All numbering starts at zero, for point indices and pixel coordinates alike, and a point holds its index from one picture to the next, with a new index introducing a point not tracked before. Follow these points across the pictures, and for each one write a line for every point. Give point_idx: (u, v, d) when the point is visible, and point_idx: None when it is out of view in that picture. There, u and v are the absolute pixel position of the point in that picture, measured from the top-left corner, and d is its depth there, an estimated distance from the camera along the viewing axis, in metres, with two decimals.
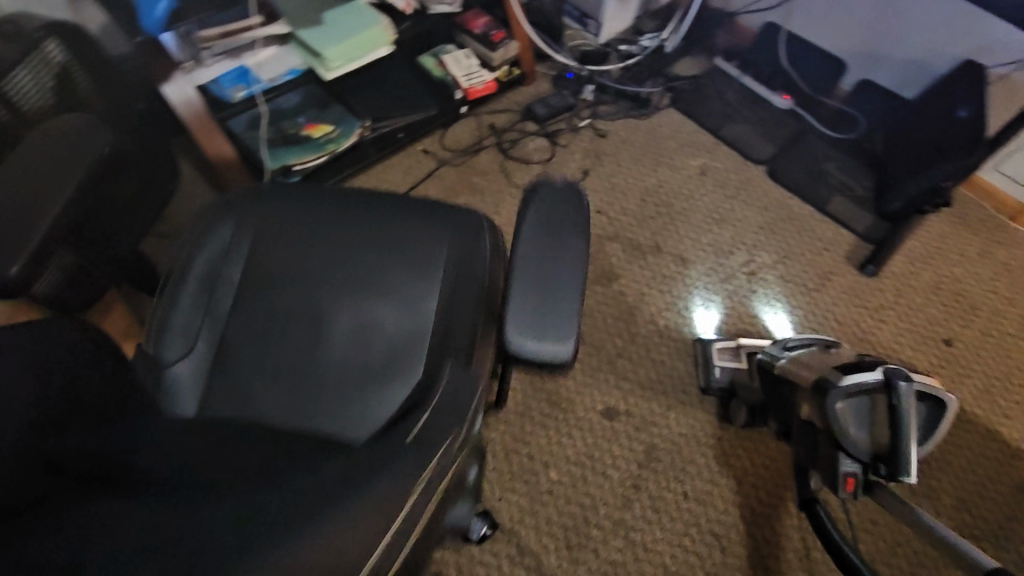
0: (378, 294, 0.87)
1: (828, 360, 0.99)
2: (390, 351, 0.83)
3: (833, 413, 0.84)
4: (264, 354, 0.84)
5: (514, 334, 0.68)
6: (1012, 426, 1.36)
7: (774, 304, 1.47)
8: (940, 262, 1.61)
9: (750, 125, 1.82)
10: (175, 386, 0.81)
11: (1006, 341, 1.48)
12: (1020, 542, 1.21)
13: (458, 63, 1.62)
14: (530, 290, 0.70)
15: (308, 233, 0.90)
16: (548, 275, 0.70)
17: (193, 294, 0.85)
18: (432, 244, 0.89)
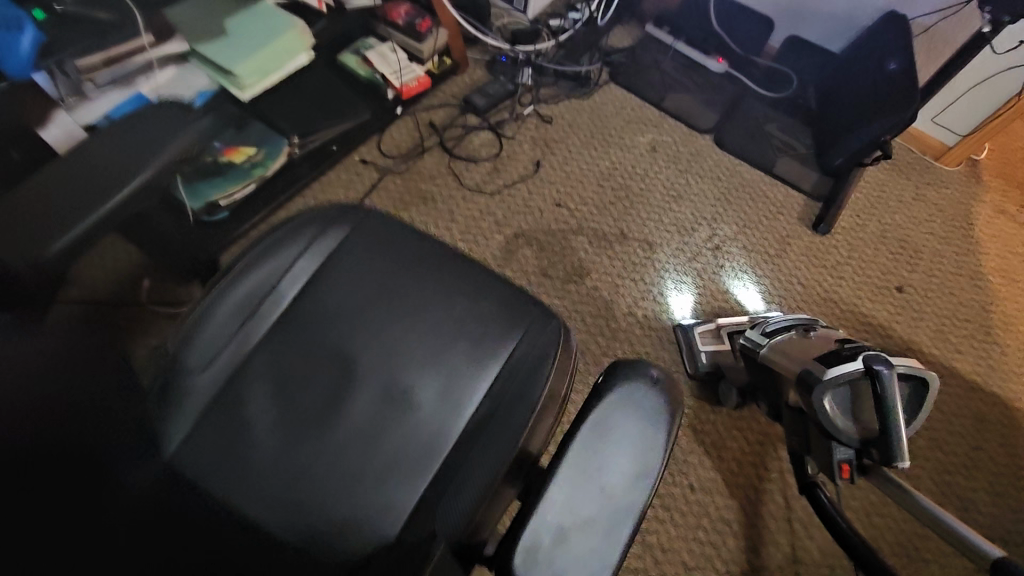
0: (427, 365, 0.81)
1: (808, 347, 1.01)
2: (416, 438, 0.77)
3: (819, 406, 0.86)
4: (279, 411, 0.78)
5: (520, 559, 0.51)
6: (963, 359, 1.45)
7: (741, 276, 1.49)
8: (883, 211, 1.67)
9: (690, 93, 1.80)
10: (185, 396, 0.76)
11: (947, 279, 1.58)
12: (986, 468, 1.31)
13: (385, 60, 1.47)
14: (563, 507, 0.53)
15: (379, 281, 0.86)
16: (594, 487, 0.54)
17: (232, 308, 0.80)
18: (504, 332, 0.83)
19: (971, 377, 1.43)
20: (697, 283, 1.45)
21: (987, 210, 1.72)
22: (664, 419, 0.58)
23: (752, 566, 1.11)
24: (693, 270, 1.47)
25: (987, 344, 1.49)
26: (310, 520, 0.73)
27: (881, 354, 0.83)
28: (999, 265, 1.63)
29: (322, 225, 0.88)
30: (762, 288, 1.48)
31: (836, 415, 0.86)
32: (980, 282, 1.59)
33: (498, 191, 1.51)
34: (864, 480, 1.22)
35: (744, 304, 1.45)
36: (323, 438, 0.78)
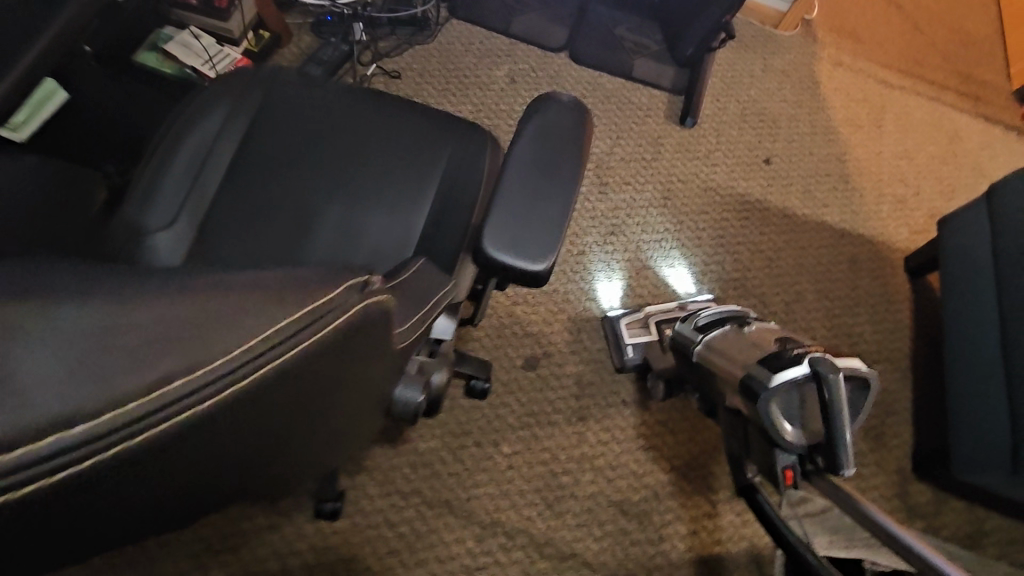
0: (372, 193, 0.90)
1: (746, 345, 1.01)
2: (378, 234, 0.88)
3: (767, 412, 0.86)
4: (254, 234, 0.87)
5: (490, 244, 0.66)
6: (831, 211, 1.58)
7: (670, 258, 1.43)
8: (739, 88, 1.73)
9: (535, 11, 1.72)
10: (155, 248, 0.83)
11: (806, 140, 1.69)
12: (867, 306, 1.46)
13: (188, 50, 1.32)
14: (512, 199, 0.68)
15: (310, 124, 0.93)
16: (538, 183, 0.69)
17: (182, 170, 0.87)
18: (435, 152, 0.93)
19: (839, 225, 1.56)
20: (627, 270, 1.39)
21: (827, 66, 1.83)
22: (581, 122, 0.74)
23: (692, 456, 1.20)
24: (612, 228, 1.44)
25: (848, 191, 1.63)
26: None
27: (831, 361, 0.83)
28: (846, 115, 1.76)
29: (243, 85, 0.93)
30: (694, 267, 1.43)
31: (785, 427, 0.87)
32: (833, 137, 1.71)
33: None
34: None
35: (671, 287, 1.40)
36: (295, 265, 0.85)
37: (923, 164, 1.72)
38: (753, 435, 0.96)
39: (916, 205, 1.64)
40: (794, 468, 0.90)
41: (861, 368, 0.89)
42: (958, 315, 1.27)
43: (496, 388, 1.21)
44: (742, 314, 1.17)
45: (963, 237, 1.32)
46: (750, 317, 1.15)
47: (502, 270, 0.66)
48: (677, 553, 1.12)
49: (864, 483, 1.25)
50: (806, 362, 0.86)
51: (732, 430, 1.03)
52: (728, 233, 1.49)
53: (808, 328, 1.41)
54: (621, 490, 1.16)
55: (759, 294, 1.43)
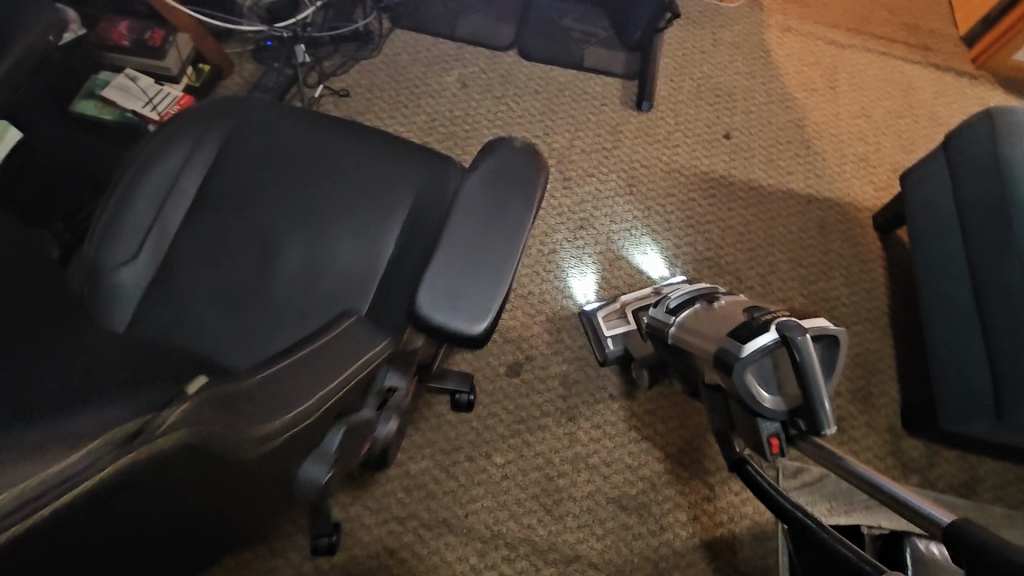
0: (337, 223, 0.88)
1: (716, 318, 1.00)
2: (343, 271, 0.85)
3: (743, 382, 0.86)
4: (213, 274, 0.84)
5: (425, 300, 0.64)
6: (796, 178, 1.59)
7: (641, 244, 1.42)
8: (691, 66, 1.72)
9: (479, 12, 1.70)
10: (115, 291, 0.81)
11: (763, 110, 1.69)
12: (841, 269, 1.46)
13: (128, 93, 1.28)
14: (450, 253, 0.67)
15: (272, 155, 0.91)
16: (478, 242, 0.67)
17: (141, 206, 0.84)
18: (404, 178, 0.90)
19: (804, 191, 1.57)
20: (599, 260, 1.38)
21: (776, 34, 1.83)
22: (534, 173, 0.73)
23: (684, 442, 1.20)
24: (580, 223, 1.43)
25: (809, 157, 1.63)
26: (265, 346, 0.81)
27: (796, 323, 0.83)
28: (800, 80, 1.76)
29: (204, 118, 0.91)
30: (665, 252, 1.42)
31: (762, 394, 0.86)
32: (790, 103, 1.71)
33: None
34: None
35: (645, 273, 1.39)
36: (259, 301, 0.83)
37: (880, 121, 1.73)
38: (735, 409, 0.94)
39: (878, 162, 1.65)
40: (779, 435, 0.89)
41: (827, 326, 0.89)
42: (928, 268, 1.28)
43: (482, 399, 1.20)
44: (713, 291, 1.17)
45: (925, 190, 1.33)
46: (723, 292, 1.15)
47: (433, 329, 0.64)
48: (681, 541, 1.12)
49: (857, 446, 1.26)
50: (773, 328, 0.86)
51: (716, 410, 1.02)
52: (696, 212, 1.49)
53: (786, 298, 1.41)
54: (618, 485, 1.15)
55: (734, 271, 1.43)
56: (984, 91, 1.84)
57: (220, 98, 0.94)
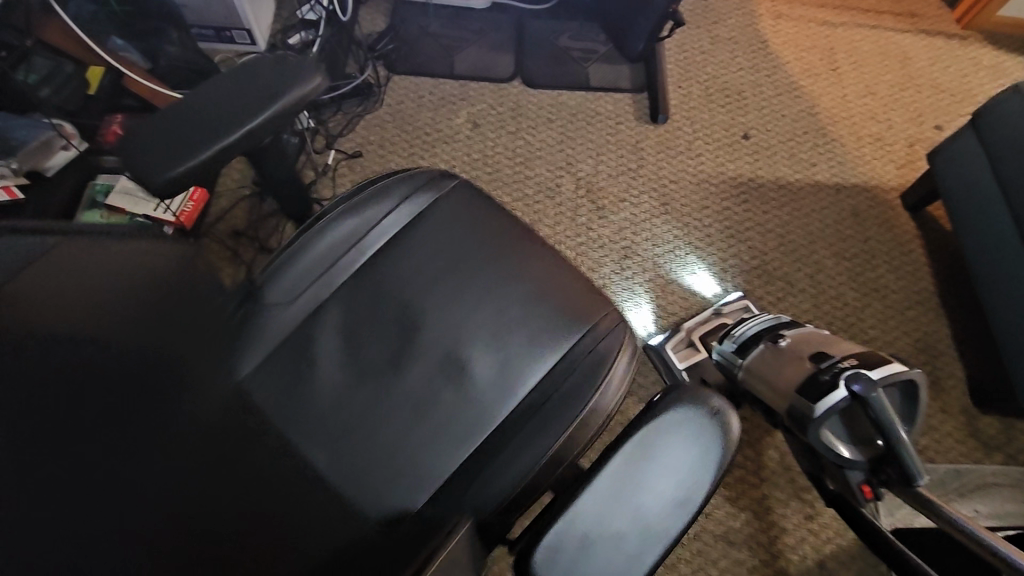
0: (491, 340, 0.75)
1: (785, 362, 1.03)
2: (474, 408, 0.71)
3: (818, 439, 0.91)
4: (341, 369, 0.72)
5: (540, 557, 0.47)
6: (820, 169, 1.58)
7: (688, 263, 1.40)
8: (695, 70, 1.69)
9: (473, 44, 1.64)
10: (262, 332, 0.70)
11: (774, 104, 1.67)
12: (882, 256, 1.47)
13: (136, 197, 1.17)
14: (592, 518, 0.48)
15: (450, 250, 0.78)
16: (636, 504, 0.49)
17: (311, 262, 0.73)
18: (587, 314, 0.77)
19: (831, 182, 1.56)
20: (651, 288, 1.35)
21: (769, 23, 1.81)
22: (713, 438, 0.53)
23: (774, 465, 1.18)
24: (623, 251, 1.40)
25: (827, 145, 1.63)
26: (369, 470, 0.68)
27: (861, 377, 0.87)
28: (801, 67, 1.75)
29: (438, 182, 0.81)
30: (713, 268, 1.40)
31: (841, 449, 0.90)
32: (798, 93, 1.70)
33: None
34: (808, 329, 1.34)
35: (699, 294, 1.36)
36: (377, 406, 0.71)
37: (886, 96, 1.73)
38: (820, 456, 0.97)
39: (893, 140, 1.66)
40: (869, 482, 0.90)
41: (902, 372, 0.90)
42: (978, 246, 1.29)
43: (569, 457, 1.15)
44: (780, 321, 1.16)
45: (960, 169, 1.33)
46: (794, 323, 1.14)
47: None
48: (793, 567, 1.11)
49: (938, 433, 1.26)
50: (843, 384, 0.90)
51: (803, 452, 1.03)
52: (733, 221, 1.47)
53: (837, 293, 1.40)
54: (722, 521, 1.13)
55: (782, 275, 1.41)
56: (975, 50, 1.86)
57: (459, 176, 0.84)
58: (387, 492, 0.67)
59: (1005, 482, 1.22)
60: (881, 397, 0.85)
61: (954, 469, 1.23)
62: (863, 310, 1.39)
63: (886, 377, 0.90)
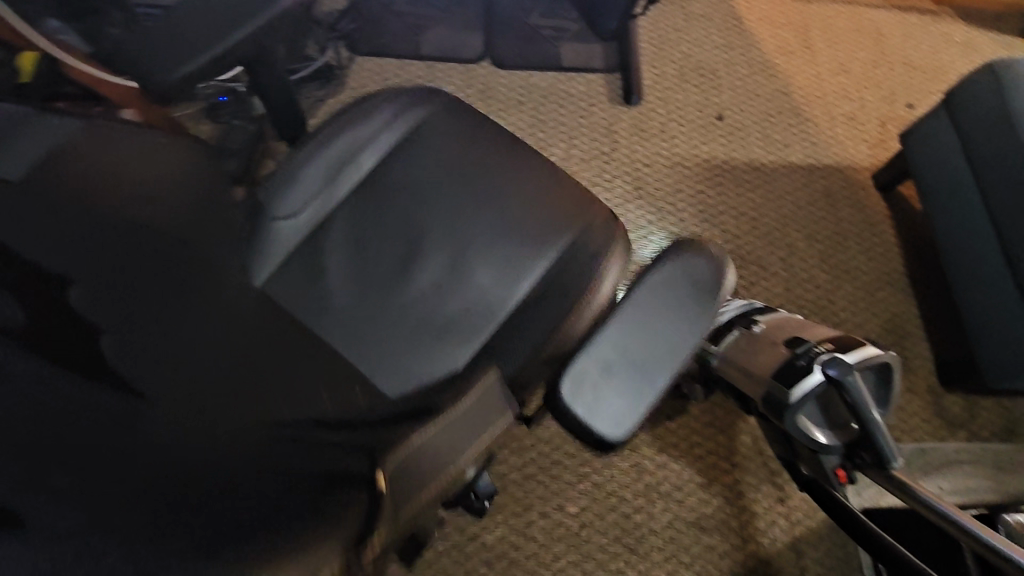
0: (491, 240, 0.82)
1: (759, 350, 1.01)
2: (479, 306, 0.79)
3: (797, 426, 0.89)
4: (352, 271, 0.80)
5: (569, 388, 0.60)
6: (793, 150, 1.57)
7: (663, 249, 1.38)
8: (669, 49, 1.65)
9: (440, 23, 1.58)
10: (277, 242, 0.77)
11: (748, 84, 1.65)
12: (853, 237, 1.47)
13: None
14: (611, 352, 0.62)
15: (447, 161, 0.85)
16: (648, 342, 0.63)
17: (320, 173, 0.79)
18: (579, 211, 0.83)
19: (804, 163, 1.55)
20: None
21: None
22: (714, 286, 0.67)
23: (746, 449, 1.20)
24: None
25: (801, 125, 1.61)
26: (388, 357, 0.76)
27: (838, 361, 0.85)
28: (776, 44, 1.72)
29: (425, 96, 0.87)
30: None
31: (818, 433, 0.89)
32: (772, 71, 1.68)
33: None
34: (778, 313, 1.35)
35: None
36: (390, 303, 0.79)
37: (860, 74, 1.72)
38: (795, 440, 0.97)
39: (866, 119, 1.65)
40: (845, 466, 0.90)
41: (877, 355, 0.89)
42: (946, 228, 1.30)
43: (542, 449, 1.15)
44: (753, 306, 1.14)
45: (931, 151, 1.33)
46: (767, 309, 1.12)
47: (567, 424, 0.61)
48: (763, 549, 1.13)
49: (905, 413, 1.29)
50: (819, 367, 0.88)
51: (776, 437, 1.04)
52: (707, 204, 1.46)
53: (809, 276, 1.41)
54: (695, 507, 1.14)
55: (755, 258, 1.41)
56: (948, 27, 1.85)
57: (445, 91, 0.90)
58: (405, 376, 0.75)
59: (967, 458, 1.25)
60: (858, 379, 0.84)
61: (918, 448, 1.26)
62: (833, 292, 1.40)
63: (862, 361, 0.88)
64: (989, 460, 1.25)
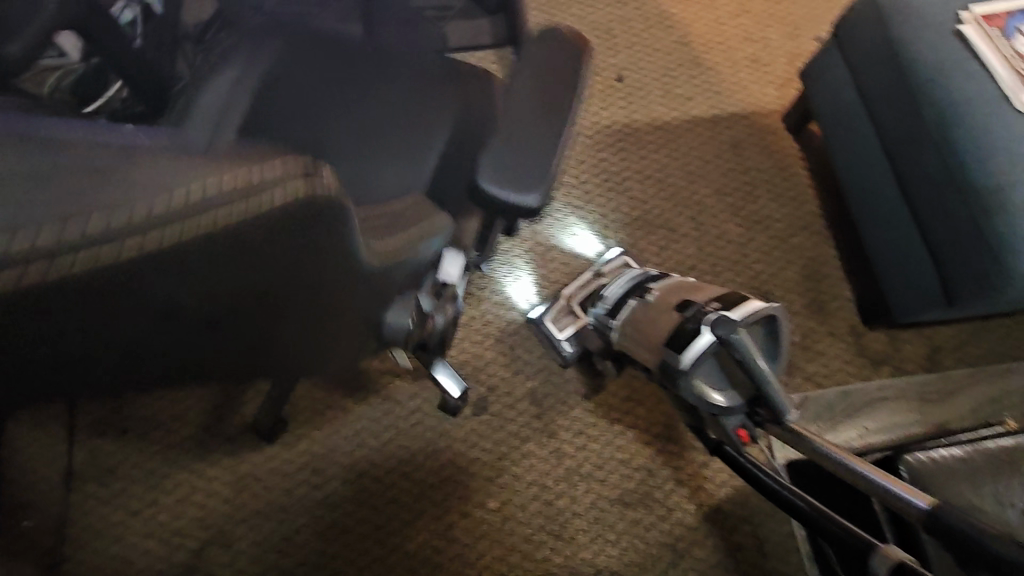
0: (394, 129, 0.89)
1: (650, 321, 0.94)
2: (402, 182, 0.87)
3: (690, 390, 0.81)
4: None
5: (482, 175, 0.69)
6: (697, 104, 1.52)
7: (568, 225, 1.34)
8: (560, 12, 1.57)
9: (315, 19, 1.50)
10: None
11: (645, 40, 1.58)
12: (764, 185, 1.43)
13: None
14: (507, 131, 0.72)
15: (320, 76, 0.89)
16: (535, 111, 0.73)
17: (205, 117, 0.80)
18: (451, 81, 0.92)
19: (709, 113, 1.51)
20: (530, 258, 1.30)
21: None
22: (584, 58, 0.78)
23: (667, 419, 1.18)
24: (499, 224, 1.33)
25: (703, 76, 1.56)
26: None
27: (723, 320, 0.77)
28: None
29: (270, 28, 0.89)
30: (593, 226, 1.35)
31: (716, 396, 0.80)
32: (670, 22, 1.61)
33: None
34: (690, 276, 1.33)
35: (580, 255, 1.32)
36: None
37: (761, 13, 1.65)
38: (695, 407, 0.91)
39: (770, 59, 1.60)
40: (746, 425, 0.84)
41: (763, 308, 0.81)
42: (849, 168, 1.24)
43: (457, 449, 1.13)
44: (648, 276, 1.10)
45: (825, 89, 1.27)
46: (662, 276, 1.06)
47: (492, 200, 0.69)
48: (689, 515, 1.12)
49: (826, 358, 1.28)
50: (706, 327, 0.80)
51: (680, 404, 0.98)
52: (611, 172, 1.41)
53: (721, 232, 1.38)
54: (617, 484, 1.14)
55: (664, 222, 1.38)
56: None
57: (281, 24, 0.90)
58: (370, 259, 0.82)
59: (890, 394, 1.25)
60: (746, 335, 0.77)
61: (841, 391, 1.25)
62: (747, 246, 1.37)
63: (749, 316, 0.81)
64: (911, 393, 1.25)
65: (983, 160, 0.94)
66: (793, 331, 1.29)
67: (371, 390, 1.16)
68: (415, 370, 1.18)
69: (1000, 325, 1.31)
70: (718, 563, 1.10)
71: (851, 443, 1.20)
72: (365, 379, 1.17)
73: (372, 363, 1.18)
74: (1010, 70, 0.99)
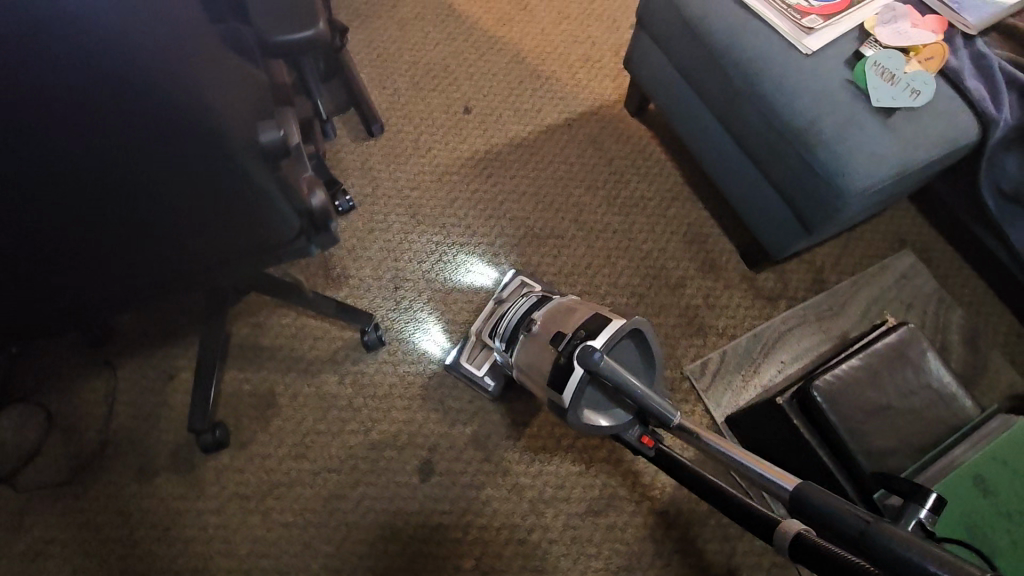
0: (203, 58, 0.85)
1: (540, 350, 0.95)
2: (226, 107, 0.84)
3: (582, 425, 0.86)
4: None
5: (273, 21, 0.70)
6: (547, 113, 1.57)
7: (461, 261, 1.34)
8: (392, 63, 1.58)
9: None
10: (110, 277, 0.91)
11: (481, 66, 1.61)
12: (629, 170, 1.50)
13: None
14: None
15: None
16: None
17: None
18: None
19: (560, 120, 1.56)
20: (431, 307, 1.28)
21: None
22: None
23: None
24: (392, 284, 1.31)
25: (545, 85, 1.60)
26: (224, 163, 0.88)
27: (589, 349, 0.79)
28: (493, 17, 1.67)
29: None
30: (486, 256, 1.36)
31: (602, 421, 0.86)
32: (497, 43, 1.64)
33: (97, 440, 1.12)
34: (587, 275, 1.37)
35: (480, 288, 1.32)
36: None
37: (579, 15, 1.71)
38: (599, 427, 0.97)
39: (601, 54, 1.66)
40: (645, 432, 0.89)
41: (623, 326, 0.86)
42: (691, 136, 1.33)
43: (417, 522, 1.10)
44: (539, 298, 1.12)
45: (648, 69, 1.36)
46: (549, 298, 1.10)
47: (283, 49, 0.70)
48: (659, 500, 1.14)
49: (731, 311, 1.35)
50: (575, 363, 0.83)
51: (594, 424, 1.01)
52: (486, 201, 1.43)
53: (603, 225, 1.43)
54: (582, 497, 1.14)
55: (550, 232, 1.41)
56: None
57: None
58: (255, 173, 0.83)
59: (795, 323, 1.34)
60: (608, 358, 0.80)
61: (753, 335, 1.32)
62: (631, 230, 1.43)
63: (611, 340, 0.85)
64: (811, 314, 1.35)
65: (792, 103, 1.04)
66: (695, 295, 1.36)
67: (310, 493, 1.10)
68: (350, 457, 1.14)
69: (864, 230, 1.44)
70: (696, 537, 1.12)
71: (775, 379, 1.28)
72: (301, 483, 1.11)
73: (303, 466, 1.13)
74: (793, 25, 1.08)
